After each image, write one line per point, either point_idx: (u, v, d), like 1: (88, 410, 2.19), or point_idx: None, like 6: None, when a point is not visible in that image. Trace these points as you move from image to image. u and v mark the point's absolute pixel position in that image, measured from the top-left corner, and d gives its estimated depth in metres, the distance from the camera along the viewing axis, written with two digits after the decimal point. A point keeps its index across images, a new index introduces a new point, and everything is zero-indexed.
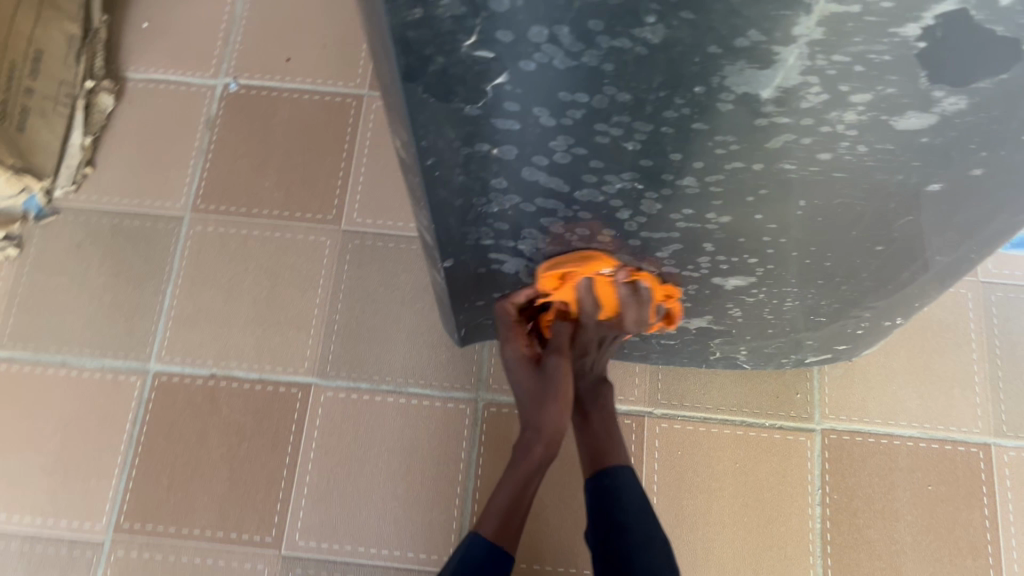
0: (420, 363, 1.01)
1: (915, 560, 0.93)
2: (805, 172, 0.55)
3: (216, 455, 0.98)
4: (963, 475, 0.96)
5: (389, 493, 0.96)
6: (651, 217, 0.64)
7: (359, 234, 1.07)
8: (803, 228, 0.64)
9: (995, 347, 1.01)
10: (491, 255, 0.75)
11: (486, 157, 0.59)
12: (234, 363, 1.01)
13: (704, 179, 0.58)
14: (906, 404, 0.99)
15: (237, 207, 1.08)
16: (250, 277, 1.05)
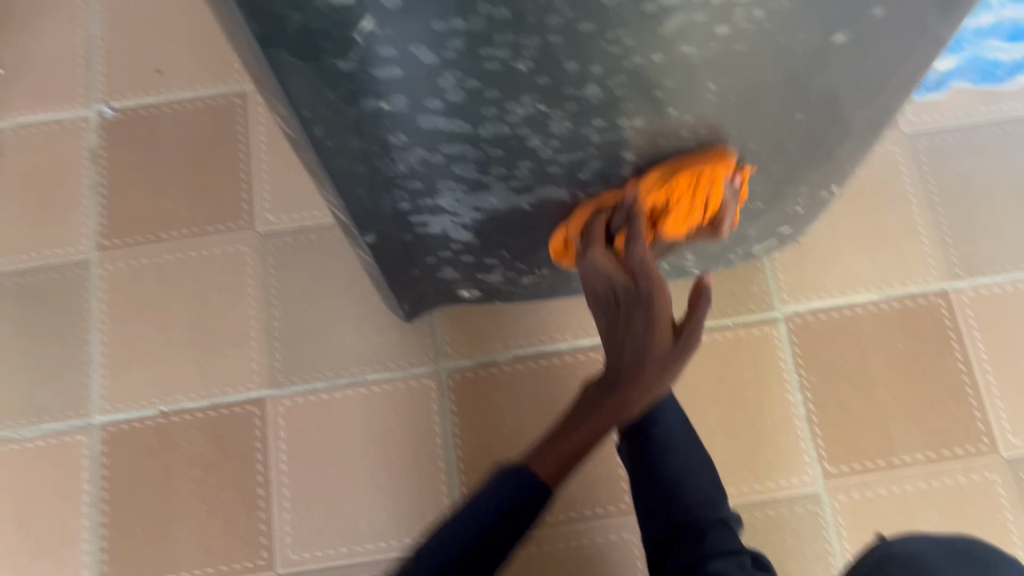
0: (372, 348, 0.98)
1: (902, 420, 0.93)
2: (707, 52, 0.53)
3: (186, 492, 0.94)
4: (930, 327, 0.96)
5: (373, 486, 0.93)
6: (564, 137, 0.60)
7: (277, 234, 1.02)
8: (720, 113, 0.61)
9: (932, 194, 1.01)
10: (413, 219, 0.71)
11: (376, 114, 0.55)
12: (182, 395, 0.96)
13: (608, 84, 0.55)
14: (860, 271, 0.98)
15: (144, 236, 1.02)
16: (175, 304, 1.00)
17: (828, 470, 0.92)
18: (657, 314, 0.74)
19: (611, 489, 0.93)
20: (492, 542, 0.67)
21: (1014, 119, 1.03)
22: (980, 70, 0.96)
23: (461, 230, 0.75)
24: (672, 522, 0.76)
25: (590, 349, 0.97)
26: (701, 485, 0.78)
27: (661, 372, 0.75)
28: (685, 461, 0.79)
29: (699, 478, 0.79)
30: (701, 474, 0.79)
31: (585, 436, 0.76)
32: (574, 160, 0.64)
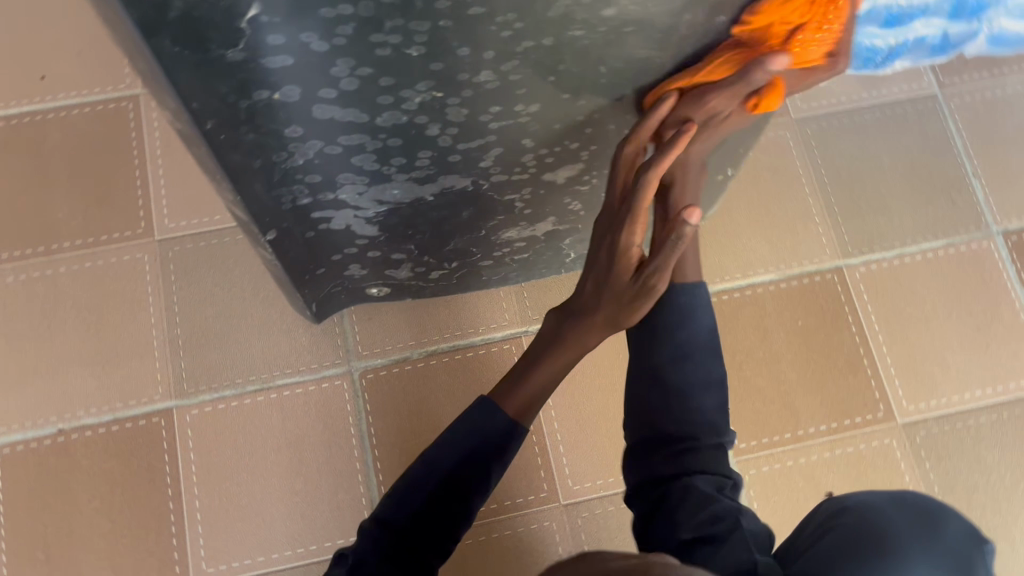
0: (281, 352, 0.96)
1: (805, 394, 0.97)
2: (596, 35, 0.54)
3: (91, 511, 0.90)
4: (825, 302, 1.00)
5: (289, 491, 0.92)
6: (462, 124, 0.61)
7: (177, 240, 0.99)
8: (614, 97, 0.62)
9: (822, 176, 1.06)
10: (315, 214, 0.70)
11: (269, 105, 0.54)
12: (81, 412, 0.93)
13: (501, 69, 0.55)
14: (759, 252, 1.02)
15: (33, 248, 0.98)
16: (70, 317, 0.96)
17: (738, 446, 0.95)
18: (623, 244, 0.65)
19: (532, 477, 0.94)
20: (454, 473, 0.65)
21: (892, 103, 1.09)
22: (861, 58, 1.01)
23: (365, 224, 0.74)
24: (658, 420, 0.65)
25: (503, 341, 0.98)
26: (702, 408, 0.65)
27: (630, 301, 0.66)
28: (695, 380, 0.66)
29: (705, 399, 0.66)
30: (708, 393, 0.66)
31: (543, 378, 0.71)
32: (474, 149, 0.65)
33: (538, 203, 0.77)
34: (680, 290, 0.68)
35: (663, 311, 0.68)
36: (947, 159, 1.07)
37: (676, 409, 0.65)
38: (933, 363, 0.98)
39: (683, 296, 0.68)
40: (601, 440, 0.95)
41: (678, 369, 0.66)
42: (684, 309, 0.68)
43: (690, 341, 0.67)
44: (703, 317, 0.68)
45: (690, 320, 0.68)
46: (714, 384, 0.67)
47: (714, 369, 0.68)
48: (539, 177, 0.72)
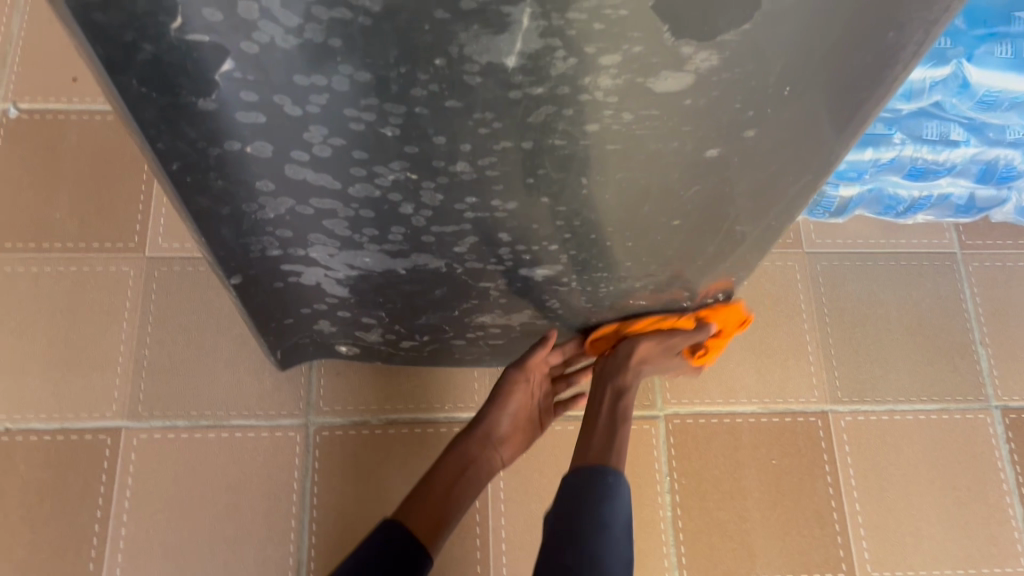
0: (242, 392, 0.94)
1: (765, 537, 0.93)
2: (577, 146, 0.53)
3: (16, 518, 0.88)
4: (804, 445, 0.96)
5: (218, 535, 0.89)
6: (436, 208, 0.59)
7: (165, 261, 0.99)
8: (596, 208, 0.61)
9: (823, 315, 1.03)
10: (284, 267, 0.69)
11: (240, 156, 0.54)
12: (32, 415, 0.91)
13: (478, 163, 0.54)
14: (745, 381, 0.99)
15: (24, 243, 0.98)
16: (44, 318, 0.95)
17: None
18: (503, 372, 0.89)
19: (466, 569, 0.90)
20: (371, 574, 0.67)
21: (909, 254, 1.06)
22: (881, 203, 1.01)
23: (336, 285, 0.73)
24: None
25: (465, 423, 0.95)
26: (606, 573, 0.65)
27: (495, 409, 0.86)
28: (606, 548, 0.67)
29: (611, 567, 0.66)
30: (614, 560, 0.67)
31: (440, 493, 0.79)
32: (448, 233, 0.63)
33: (514, 293, 0.75)
34: (608, 471, 0.73)
35: (591, 486, 0.72)
36: (956, 322, 1.03)
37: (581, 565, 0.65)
38: (906, 531, 0.94)
39: (611, 478, 0.72)
40: None
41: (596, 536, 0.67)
42: (608, 489, 0.72)
43: (610, 517, 0.69)
44: (624, 503, 0.72)
45: (610, 501, 0.71)
46: (620, 559, 0.67)
47: (625, 547, 0.69)
48: (516, 271, 0.70)
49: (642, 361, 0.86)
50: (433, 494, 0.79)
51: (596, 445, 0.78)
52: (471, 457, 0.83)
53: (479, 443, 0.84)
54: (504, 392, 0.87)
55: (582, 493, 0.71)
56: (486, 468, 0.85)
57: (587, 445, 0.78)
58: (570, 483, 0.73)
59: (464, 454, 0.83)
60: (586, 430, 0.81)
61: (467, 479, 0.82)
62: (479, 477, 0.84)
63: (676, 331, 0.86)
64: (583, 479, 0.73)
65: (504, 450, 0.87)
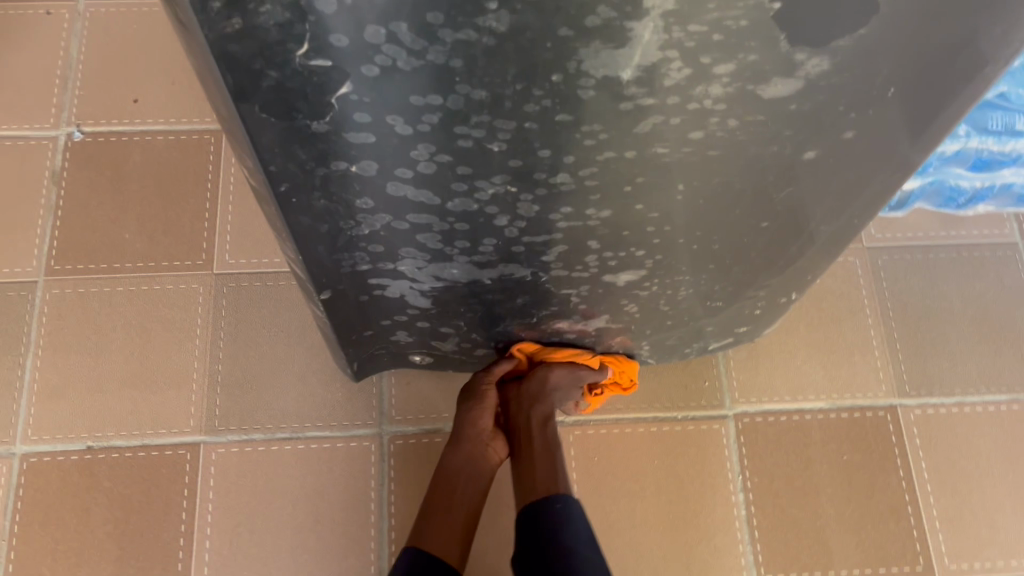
0: (316, 404, 0.95)
1: (841, 533, 0.93)
2: (678, 154, 0.53)
3: (103, 535, 0.89)
4: (875, 440, 0.96)
5: (299, 546, 0.90)
6: (530, 219, 0.60)
7: (233, 277, 1.00)
8: (687, 213, 0.61)
9: (887, 309, 1.03)
10: (371, 281, 0.70)
11: (345, 176, 0.55)
12: (113, 433, 0.93)
13: (579, 174, 0.55)
14: (812, 378, 0.99)
15: (96, 264, 1.00)
16: (119, 337, 0.97)
17: None
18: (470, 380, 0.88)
19: None
20: None
21: (969, 246, 1.06)
22: (943, 194, 1.01)
23: (419, 297, 0.74)
24: None
25: None
26: None
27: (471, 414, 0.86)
28: (580, 571, 0.71)
29: None
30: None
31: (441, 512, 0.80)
32: (539, 243, 0.64)
33: (594, 299, 0.75)
34: (558, 499, 0.77)
35: (545, 520, 0.75)
36: (1021, 313, 1.03)
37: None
38: (981, 523, 0.93)
39: (561, 505, 0.76)
40: (623, 547, 0.91)
41: (570, 561, 0.71)
42: (562, 515, 0.75)
43: (572, 539, 0.73)
44: (581, 522, 0.75)
45: (569, 524, 0.74)
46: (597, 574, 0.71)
47: (598, 563, 0.73)
48: (599, 277, 0.71)
49: (555, 387, 0.86)
50: (440, 512, 0.80)
51: (542, 472, 0.81)
52: (464, 461, 0.84)
53: (469, 446, 0.85)
54: (479, 395, 0.86)
55: (539, 529, 0.74)
56: (483, 467, 0.85)
57: (534, 472, 0.82)
58: (525, 519, 0.76)
59: (450, 466, 0.84)
60: (524, 458, 0.83)
61: (465, 484, 0.83)
62: (482, 476, 0.84)
63: (584, 367, 0.88)
64: (535, 514, 0.76)
65: (497, 444, 0.87)
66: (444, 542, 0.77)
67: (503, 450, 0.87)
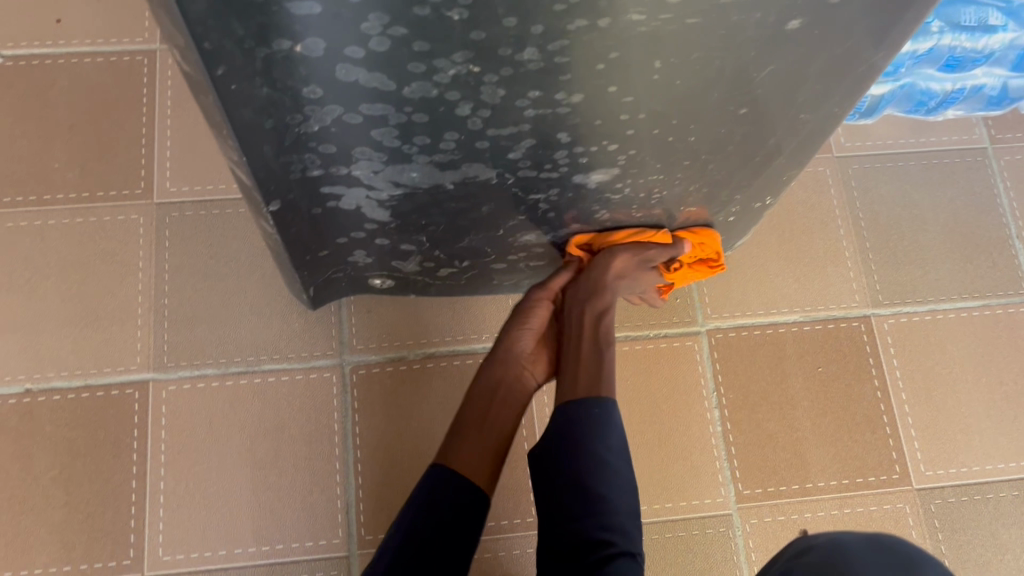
0: (271, 336, 0.90)
1: (818, 445, 0.91)
2: (656, 23, 0.49)
3: (48, 481, 0.84)
4: (849, 351, 0.95)
5: (261, 483, 0.86)
6: (495, 107, 0.55)
7: (176, 206, 0.94)
8: (662, 98, 0.57)
9: (859, 219, 1.00)
10: (324, 189, 0.65)
11: (289, 57, 0.49)
12: (52, 374, 0.87)
13: (547, 48, 0.50)
14: (784, 291, 0.97)
15: (25, 196, 0.93)
16: (54, 272, 0.91)
17: (742, 492, 0.89)
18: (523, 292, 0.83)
19: (519, 500, 0.88)
20: (415, 535, 0.65)
21: (939, 152, 1.03)
22: (913, 99, 0.98)
23: (377, 208, 0.69)
24: (579, 531, 0.64)
25: None
26: (617, 512, 0.65)
27: (511, 330, 0.81)
28: (609, 485, 0.66)
29: (619, 501, 0.66)
30: (621, 489, 0.67)
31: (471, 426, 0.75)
32: (505, 137, 0.59)
33: (564, 204, 0.71)
34: (596, 402, 0.71)
35: (579, 423, 0.69)
36: (993, 219, 1.01)
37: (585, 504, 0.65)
38: (956, 429, 0.93)
39: (598, 410, 0.70)
40: None
41: (597, 473, 0.66)
42: (597, 421, 0.69)
43: (607, 448, 0.68)
44: (616, 429, 0.70)
45: (604, 430, 0.69)
46: (625, 489, 0.67)
47: (626, 476, 0.68)
48: (569, 177, 0.66)
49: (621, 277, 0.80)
50: (473, 426, 0.75)
51: (587, 371, 0.75)
52: (502, 382, 0.79)
53: (507, 366, 0.79)
54: (521, 310, 0.82)
55: (572, 429, 0.69)
56: (520, 391, 0.80)
57: (578, 370, 0.76)
58: (558, 418, 0.70)
59: (487, 381, 0.79)
60: (570, 357, 0.78)
61: (500, 406, 0.78)
62: (516, 399, 0.79)
63: (651, 245, 0.81)
64: (568, 414, 0.70)
65: (534, 369, 0.82)
66: (471, 457, 0.72)
67: (541, 376, 0.82)
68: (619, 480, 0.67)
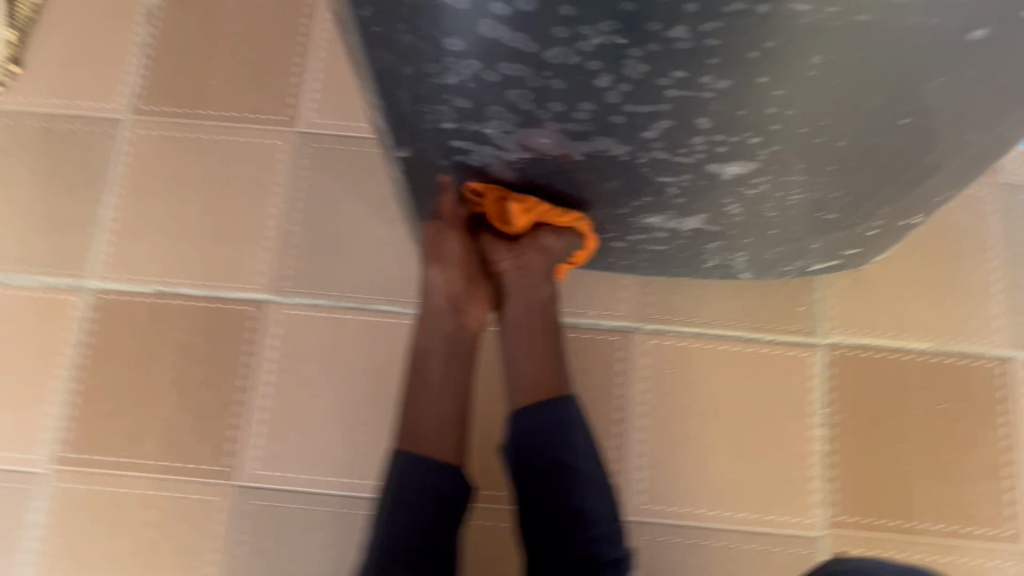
0: (387, 277, 0.92)
1: (926, 484, 0.86)
2: (820, 16, 0.45)
3: (165, 379, 0.90)
4: (980, 392, 0.88)
5: (355, 418, 0.89)
6: (636, 82, 0.53)
7: (317, 137, 0.96)
8: (816, 96, 0.53)
9: (1016, 253, 0.92)
10: (455, 142, 0.65)
11: (434, 7, 0.49)
12: (182, 280, 0.92)
13: (699, 28, 0.47)
14: (919, 316, 0.90)
15: (181, 108, 0.97)
16: (199, 184, 0.96)
17: (834, 517, 0.85)
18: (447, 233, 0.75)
19: None
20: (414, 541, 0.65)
21: None
22: None
23: (504, 167, 0.68)
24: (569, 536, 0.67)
25: (612, 331, 0.90)
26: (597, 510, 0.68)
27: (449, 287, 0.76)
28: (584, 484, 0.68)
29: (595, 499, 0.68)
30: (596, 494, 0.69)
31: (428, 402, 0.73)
32: (642, 114, 0.57)
33: (695, 191, 0.68)
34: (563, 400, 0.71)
35: (548, 425, 0.69)
36: None
37: (565, 524, 0.67)
38: None
39: (556, 411, 0.70)
40: (688, 465, 0.87)
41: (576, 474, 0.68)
42: (558, 425, 0.69)
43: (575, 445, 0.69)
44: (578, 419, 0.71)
45: (571, 425, 0.70)
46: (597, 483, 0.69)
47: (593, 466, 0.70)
48: (704, 165, 0.63)
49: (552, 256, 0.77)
50: (428, 402, 0.73)
51: (548, 366, 0.75)
52: (442, 336, 0.77)
53: (447, 319, 0.77)
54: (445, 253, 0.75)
55: (543, 430, 0.69)
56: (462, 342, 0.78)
57: (541, 364, 0.75)
58: (517, 427, 0.70)
59: (434, 344, 0.76)
60: (526, 344, 0.77)
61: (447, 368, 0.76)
62: (462, 354, 0.78)
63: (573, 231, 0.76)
64: (536, 417, 0.70)
65: (473, 314, 0.79)
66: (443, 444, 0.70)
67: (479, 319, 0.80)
68: (591, 482, 0.68)
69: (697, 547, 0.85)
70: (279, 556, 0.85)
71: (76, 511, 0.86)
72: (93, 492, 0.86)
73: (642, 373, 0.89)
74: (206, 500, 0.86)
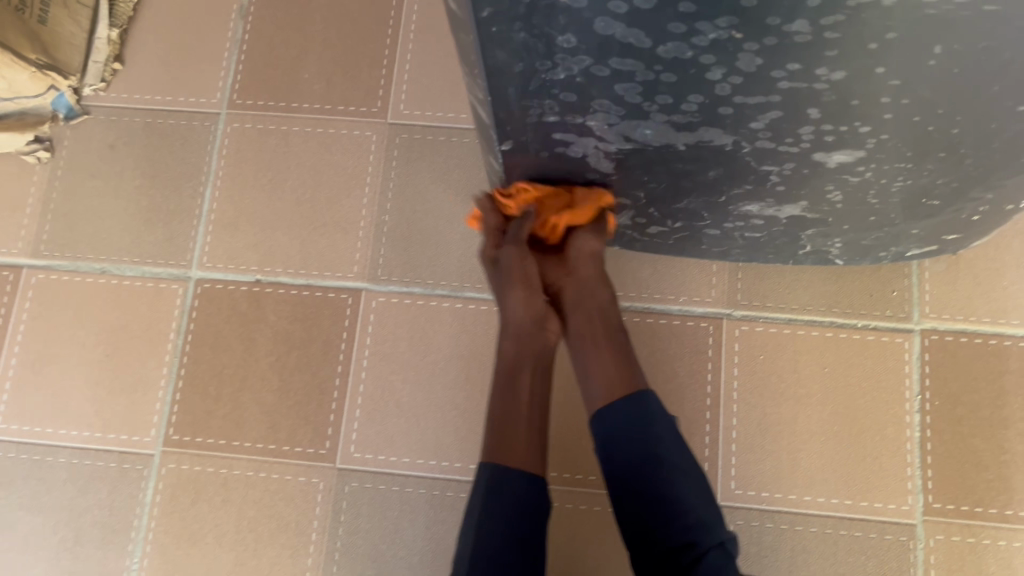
0: (477, 265, 0.94)
1: None
2: (948, 6, 0.45)
3: (265, 365, 0.93)
4: None
5: (448, 403, 0.91)
6: (748, 75, 0.54)
7: (407, 127, 0.98)
8: (934, 84, 0.53)
9: None
10: (557, 135, 0.66)
11: (552, 6, 0.49)
12: (280, 269, 0.95)
13: (820, 22, 0.47)
14: (1018, 301, 0.89)
15: (275, 102, 1.00)
16: (292, 175, 0.98)
17: (931, 505, 0.85)
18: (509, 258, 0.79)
19: None
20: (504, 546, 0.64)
21: None
22: None
23: (603, 159, 0.69)
24: (661, 517, 0.64)
25: (701, 318, 0.91)
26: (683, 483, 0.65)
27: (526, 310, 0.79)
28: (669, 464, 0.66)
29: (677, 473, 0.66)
30: (691, 481, 0.66)
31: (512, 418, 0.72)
32: (751, 105, 0.57)
33: (796, 179, 0.67)
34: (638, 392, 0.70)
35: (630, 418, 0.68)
36: None
37: (662, 518, 0.64)
38: None
39: (633, 405, 0.69)
40: (781, 451, 0.87)
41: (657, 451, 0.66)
42: (635, 417, 0.68)
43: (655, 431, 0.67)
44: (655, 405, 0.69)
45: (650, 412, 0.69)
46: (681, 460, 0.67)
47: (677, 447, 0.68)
48: (809, 154, 0.63)
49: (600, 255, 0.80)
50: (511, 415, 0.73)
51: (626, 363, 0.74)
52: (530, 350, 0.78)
53: (529, 337, 0.78)
54: (518, 273, 0.79)
55: (624, 424, 0.68)
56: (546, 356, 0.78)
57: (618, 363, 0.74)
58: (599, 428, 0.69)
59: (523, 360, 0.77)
60: (601, 345, 0.77)
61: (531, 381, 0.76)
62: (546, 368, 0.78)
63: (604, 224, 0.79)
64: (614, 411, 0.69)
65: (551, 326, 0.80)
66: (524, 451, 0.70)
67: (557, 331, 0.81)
68: (672, 457, 0.66)
69: (791, 533, 0.85)
70: (379, 536, 0.87)
71: (185, 492, 0.89)
72: (199, 474, 0.90)
73: (732, 360, 0.90)
74: (306, 481, 0.89)
